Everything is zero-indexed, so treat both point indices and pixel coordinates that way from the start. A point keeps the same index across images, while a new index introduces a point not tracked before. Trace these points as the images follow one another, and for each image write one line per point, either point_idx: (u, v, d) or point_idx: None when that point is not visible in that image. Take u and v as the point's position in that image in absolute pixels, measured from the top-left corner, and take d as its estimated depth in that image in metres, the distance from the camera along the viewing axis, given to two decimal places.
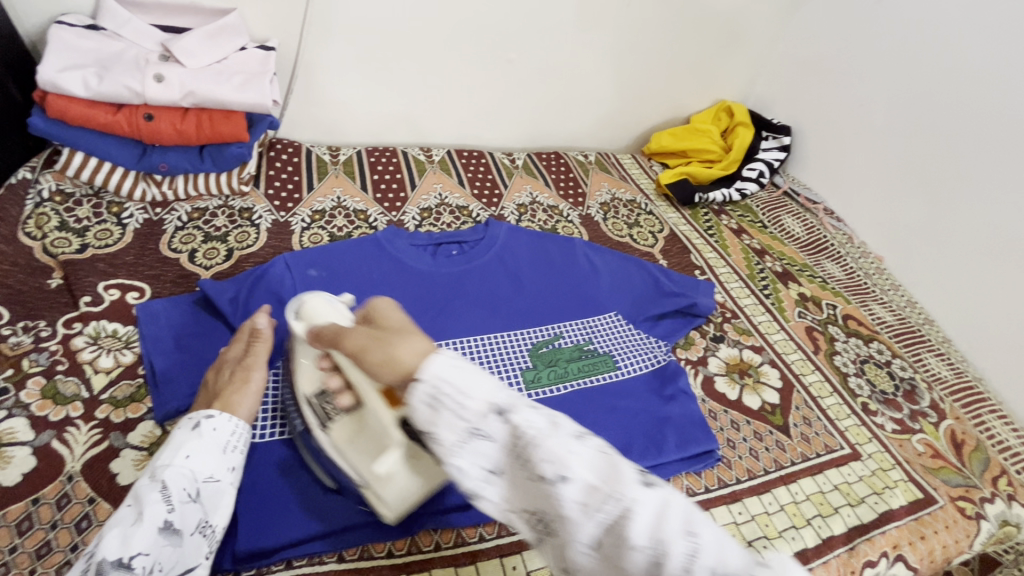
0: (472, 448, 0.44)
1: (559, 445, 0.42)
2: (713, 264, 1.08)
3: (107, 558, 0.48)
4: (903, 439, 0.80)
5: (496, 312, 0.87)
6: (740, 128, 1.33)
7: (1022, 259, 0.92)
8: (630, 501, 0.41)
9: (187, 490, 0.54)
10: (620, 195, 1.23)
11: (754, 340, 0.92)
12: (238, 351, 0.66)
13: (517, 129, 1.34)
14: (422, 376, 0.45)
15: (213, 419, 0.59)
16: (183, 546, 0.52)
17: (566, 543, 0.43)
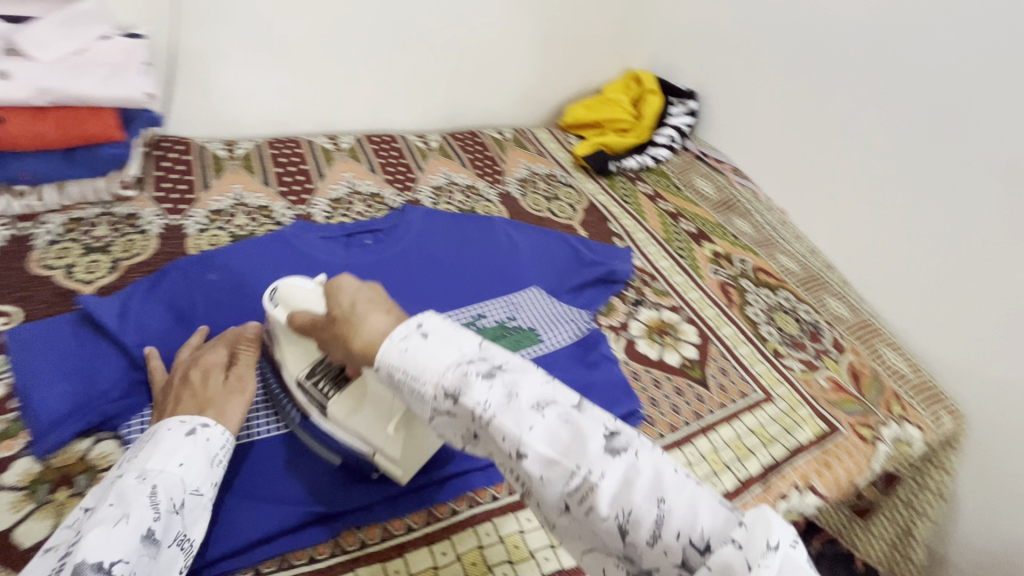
0: (440, 422, 0.50)
1: (514, 423, 0.45)
2: (631, 230, 1.10)
3: (87, 560, 0.43)
4: (809, 378, 0.86)
5: (415, 298, 0.86)
6: (648, 96, 1.36)
7: (903, 200, 1.00)
8: (589, 471, 0.44)
9: (175, 499, 0.50)
10: (537, 169, 1.23)
11: (672, 300, 0.95)
12: (219, 357, 0.64)
13: (429, 109, 1.30)
14: (379, 364, 0.50)
15: (209, 428, 0.55)
16: (160, 558, 0.48)
17: (540, 506, 0.48)
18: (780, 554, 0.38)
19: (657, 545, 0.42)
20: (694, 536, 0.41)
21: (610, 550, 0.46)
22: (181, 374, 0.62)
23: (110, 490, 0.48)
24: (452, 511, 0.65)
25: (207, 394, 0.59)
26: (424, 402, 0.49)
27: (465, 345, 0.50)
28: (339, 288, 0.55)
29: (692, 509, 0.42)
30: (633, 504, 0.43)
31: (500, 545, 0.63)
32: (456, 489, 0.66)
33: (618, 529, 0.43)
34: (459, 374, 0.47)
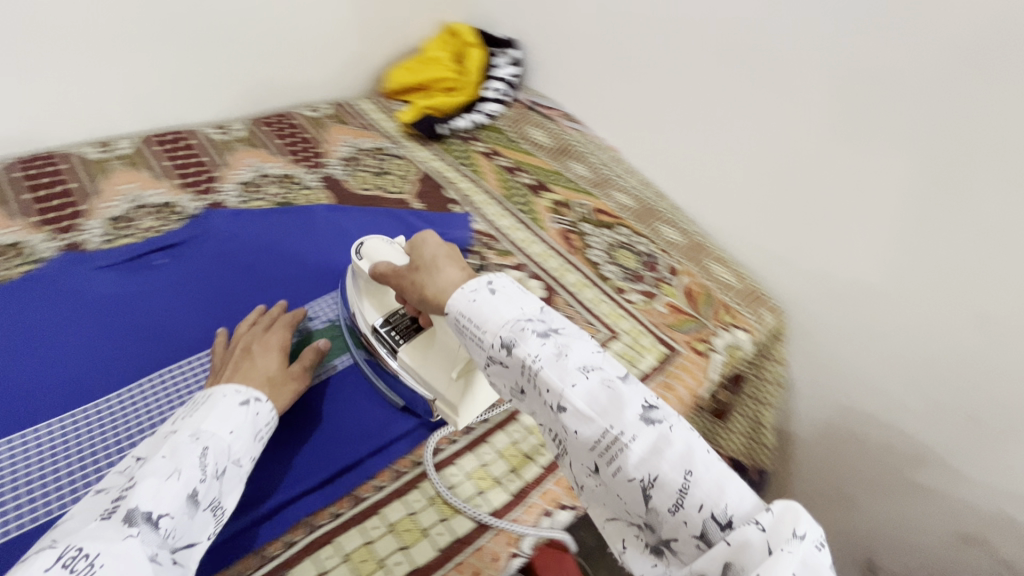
0: (495, 372, 0.52)
1: (558, 377, 0.46)
2: (468, 194, 1.07)
3: (139, 509, 0.44)
4: (649, 306, 0.89)
5: (227, 315, 0.77)
6: (470, 49, 1.30)
7: (706, 122, 1.02)
8: (621, 432, 0.43)
9: (218, 465, 0.52)
10: (363, 145, 1.14)
11: (515, 258, 0.94)
12: (278, 340, 0.71)
13: (224, 95, 1.14)
14: (449, 310, 0.54)
15: (258, 403, 0.61)
16: (196, 521, 0.49)
17: (572, 463, 0.48)
18: (806, 546, 0.36)
19: (679, 514, 0.41)
20: (717, 511, 0.40)
21: (633, 518, 0.45)
22: (243, 346, 0.69)
23: (165, 443, 0.51)
24: (287, 544, 0.60)
25: (268, 371, 0.66)
26: (483, 350, 0.51)
27: (527, 305, 0.52)
28: (421, 242, 0.61)
29: (718, 488, 0.41)
30: (660, 470, 0.42)
31: (344, 565, 0.58)
32: (290, 519, 0.62)
33: (642, 493, 0.43)
34: (516, 328, 0.49)
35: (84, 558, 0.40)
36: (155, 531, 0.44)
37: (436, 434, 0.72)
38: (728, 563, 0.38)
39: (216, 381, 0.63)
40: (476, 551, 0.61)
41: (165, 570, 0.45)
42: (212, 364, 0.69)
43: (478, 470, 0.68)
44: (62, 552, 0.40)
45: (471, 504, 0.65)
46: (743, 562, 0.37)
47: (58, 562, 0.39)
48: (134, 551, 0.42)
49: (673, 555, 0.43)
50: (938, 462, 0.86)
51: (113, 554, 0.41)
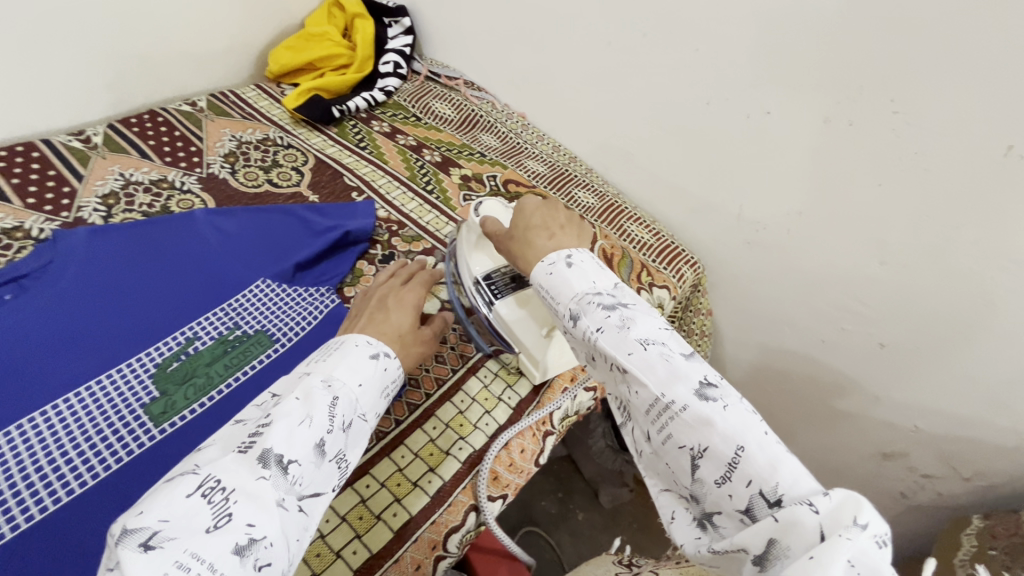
0: (573, 339, 0.58)
1: (618, 348, 0.52)
2: (370, 178, 0.99)
3: (273, 450, 0.44)
4: None
5: (94, 350, 0.68)
6: (357, 21, 1.19)
7: (607, 83, 0.99)
8: (673, 402, 0.48)
9: (344, 418, 0.51)
10: (247, 136, 1.03)
11: (425, 243, 0.89)
12: (414, 297, 0.68)
13: (75, 96, 0.99)
14: (533, 279, 0.62)
15: (388, 359, 0.58)
16: (322, 472, 0.47)
17: (635, 426, 0.53)
18: (867, 534, 0.37)
19: (725, 486, 0.45)
20: (765, 488, 0.43)
21: (682, 489, 0.50)
22: (379, 298, 0.67)
23: (299, 383, 0.51)
24: None
25: (402, 327, 0.63)
26: (557, 320, 0.59)
27: (603, 281, 0.58)
28: (524, 208, 0.66)
29: (770, 466, 0.44)
30: (711, 442, 0.46)
31: None
32: None
33: (691, 464, 0.47)
34: (584, 301, 0.56)
35: (222, 490, 0.40)
36: (283, 477, 0.44)
37: None
38: (773, 539, 0.41)
39: (351, 329, 0.61)
40: (396, 564, 0.57)
41: (290, 518, 0.44)
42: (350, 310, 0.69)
43: (396, 475, 0.62)
44: (203, 480, 0.40)
45: (388, 514, 0.59)
46: (788, 539, 0.40)
47: (198, 490, 0.40)
48: (262, 493, 0.41)
49: (716, 528, 0.47)
50: (856, 390, 0.90)
51: (247, 493, 0.41)
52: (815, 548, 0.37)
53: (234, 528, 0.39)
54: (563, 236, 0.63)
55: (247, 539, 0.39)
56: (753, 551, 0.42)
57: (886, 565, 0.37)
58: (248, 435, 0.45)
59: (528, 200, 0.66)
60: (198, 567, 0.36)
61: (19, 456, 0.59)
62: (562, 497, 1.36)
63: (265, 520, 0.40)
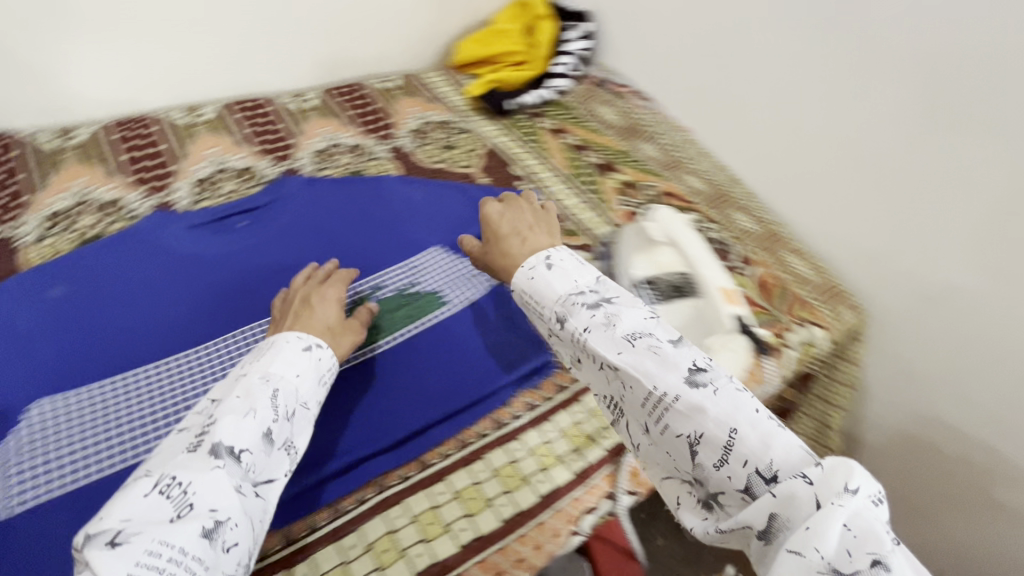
0: (556, 341, 0.56)
1: (607, 347, 0.50)
2: (535, 171, 1.05)
3: (222, 442, 0.47)
4: None
5: (301, 277, 0.79)
6: (540, 22, 1.24)
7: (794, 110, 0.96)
8: (664, 392, 0.46)
9: (287, 407, 0.53)
10: (431, 117, 1.12)
11: (581, 239, 0.92)
12: (336, 291, 0.70)
13: (301, 64, 1.14)
14: (512, 288, 0.60)
15: (322, 348, 0.61)
16: (275, 458, 0.51)
17: (629, 421, 0.51)
18: (860, 499, 0.37)
19: (723, 469, 0.44)
20: (762, 466, 0.42)
21: (683, 474, 0.48)
22: (301, 297, 0.68)
23: (237, 384, 0.53)
24: (360, 499, 0.60)
25: (327, 321, 0.65)
26: (544, 322, 0.57)
27: (582, 279, 0.57)
28: (490, 216, 0.70)
29: (763, 444, 0.43)
30: (706, 427, 0.44)
31: (411, 526, 0.59)
32: (361, 476, 0.61)
33: (689, 450, 0.46)
34: (569, 303, 0.54)
35: (178, 485, 0.44)
36: (238, 465, 0.47)
37: (501, 405, 0.69)
38: (773, 513, 0.40)
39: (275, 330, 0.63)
40: (538, 526, 0.62)
41: (250, 501, 0.47)
42: (272, 315, 0.69)
43: (544, 446, 0.67)
44: (158, 479, 0.44)
45: (534, 480, 0.64)
46: (790, 513, 0.39)
47: (154, 488, 0.43)
48: (220, 481, 0.45)
49: (721, 508, 0.45)
50: None
51: (202, 483, 0.44)
52: (812, 520, 0.37)
53: (197, 514, 0.43)
54: (532, 235, 0.68)
55: (212, 522, 0.43)
56: (756, 528, 0.41)
57: (882, 522, 0.37)
58: (196, 437, 0.48)
59: (494, 205, 0.69)
60: (168, 552, 0.40)
61: (232, 356, 0.69)
62: (645, 518, 1.31)
63: (226, 504, 0.44)
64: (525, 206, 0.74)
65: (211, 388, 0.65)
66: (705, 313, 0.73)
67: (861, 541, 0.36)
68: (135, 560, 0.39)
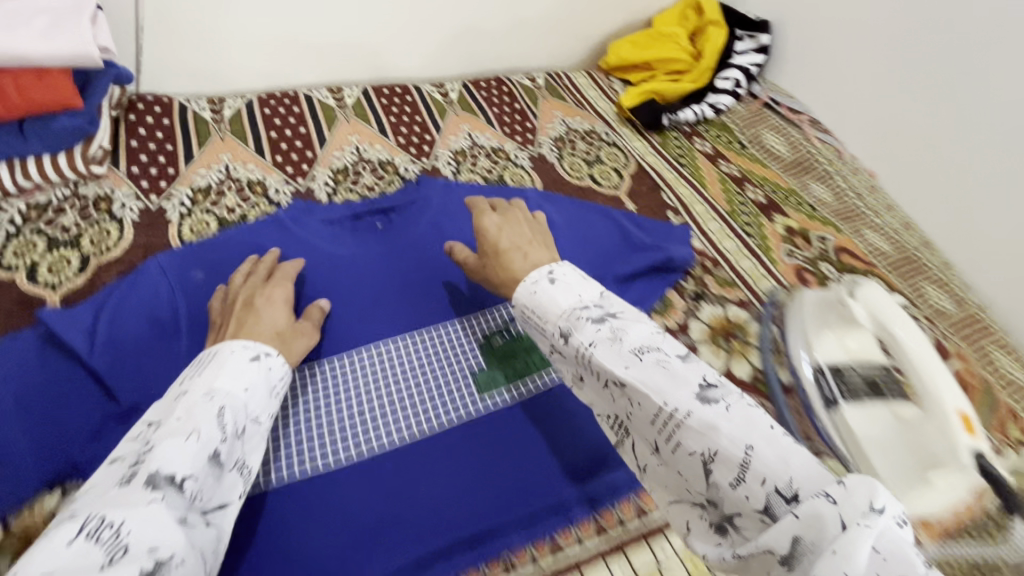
0: (563, 359, 0.57)
1: (614, 362, 0.51)
2: (688, 202, 0.92)
3: (161, 472, 0.41)
4: None
5: (434, 295, 0.72)
6: (710, 28, 1.10)
7: None
8: (676, 408, 0.46)
9: (238, 424, 0.49)
10: (575, 124, 1.02)
11: (738, 293, 0.80)
12: (282, 292, 0.64)
13: (448, 52, 1.08)
14: (514, 303, 0.62)
15: (271, 357, 0.55)
16: (225, 482, 0.47)
17: (639, 440, 0.51)
18: (885, 519, 0.35)
19: (739, 487, 0.42)
20: (781, 483, 0.40)
21: (695, 496, 0.47)
22: (243, 300, 0.61)
23: (177, 404, 0.47)
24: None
25: (275, 323, 0.60)
26: (547, 338, 0.58)
27: (585, 294, 0.58)
28: (487, 229, 0.66)
29: (781, 459, 0.41)
30: (720, 445, 0.43)
31: None
32: (491, 550, 0.54)
33: (702, 469, 0.44)
34: (573, 318, 0.56)
35: (109, 526, 0.37)
36: (179, 495, 0.42)
37: (646, 491, 0.59)
38: (798, 536, 0.37)
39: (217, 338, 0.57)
40: None
41: (197, 533, 0.43)
42: (210, 321, 0.62)
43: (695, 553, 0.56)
44: (85, 523, 0.37)
45: None
46: (814, 536, 0.36)
47: (81, 533, 0.37)
48: (160, 517, 0.39)
49: (737, 532, 0.43)
50: None
51: (139, 519, 0.38)
52: (838, 542, 0.34)
53: (135, 555, 0.37)
54: (532, 250, 0.66)
55: (152, 562, 0.37)
56: (778, 552, 0.38)
57: (910, 545, 0.34)
58: (129, 468, 0.42)
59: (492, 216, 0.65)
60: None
61: (357, 379, 0.63)
62: None
63: (170, 540, 0.39)
64: (520, 216, 0.71)
65: (345, 415, 0.60)
66: (938, 449, 0.54)
67: (889, 564, 0.33)
68: None
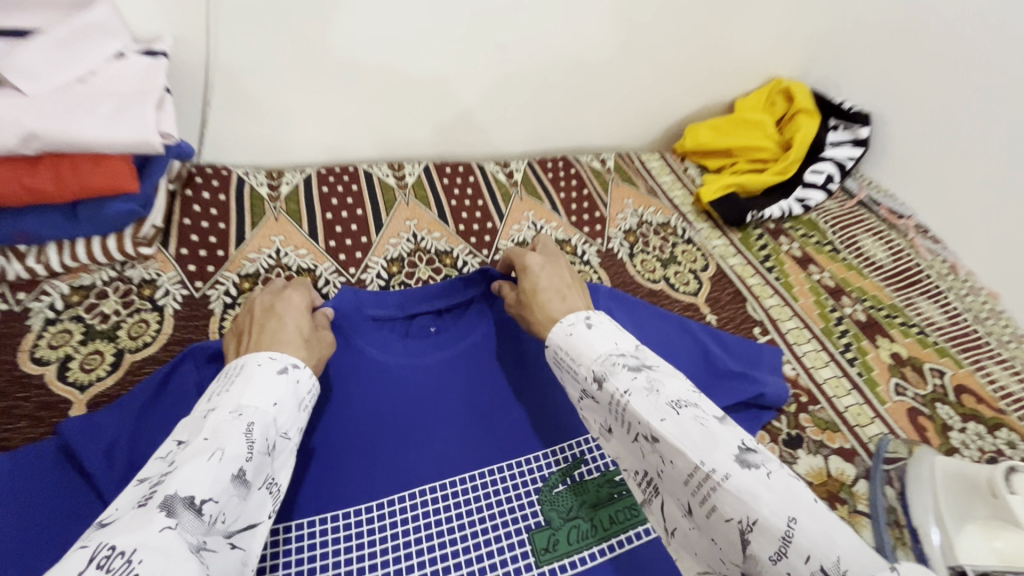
0: (591, 404, 0.55)
1: (648, 412, 0.48)
2: (776, 316, 0.82)
3: (179, 495, 0.38)
4: None
5: (487, 425, 0.62)
6: (800, 117, 1.02)
7: None
8: (712, 469, 0.43)
9: (267, 440, 0.46)
10: (649, 216, 0.93)
11: (842, 440, 0.69)
12: (304, 300, 0.61)
13: (515, 131, 1.02)
14: (548, 343, 0.59)
15: (298, 367, 0.52)
16: (252, 500, 0.43)
17: (670, 500, 0.49)
18: None
19: (780, 563, 0.39)
20: (827, 562, 0.37)
21: (730, 566, 0.45)
22: (264, 306, 0.59)
23: (204, 423, 0.44)
24: None
25: (300, 328, 0.57)
26: (578, 382, 0.56)
27: (621, 342, 0.56)
28: (529, 268, 0.66)
29: (826, 536, 0.38)
30: (760, 513, 0.41)
31: None
32: None
33: (740, 537, 0.42)
34: (608, 363, 0.53)
35: (121, 554, 0.34)
36: (198, 519, 0.38)
37: None
38: None
39: (240, 349, 0.53)
40: None
41: (220, 557, 0.39)
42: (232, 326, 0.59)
43: None
44: (94, 552, 0.34)
45: None
46: None
47: (92, 563, 0.33)
48: (175, 544, 0.35)
49: None
50: None
51: (152, 548, 0.35)
52: None
53: None
54: (571, 296, 0.63)
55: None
56: None
57: None
58: (149, 490, 0.39)
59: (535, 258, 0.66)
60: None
61: (404, 529, 0.54)
62: None
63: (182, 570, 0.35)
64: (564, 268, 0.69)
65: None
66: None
67: None
68: None
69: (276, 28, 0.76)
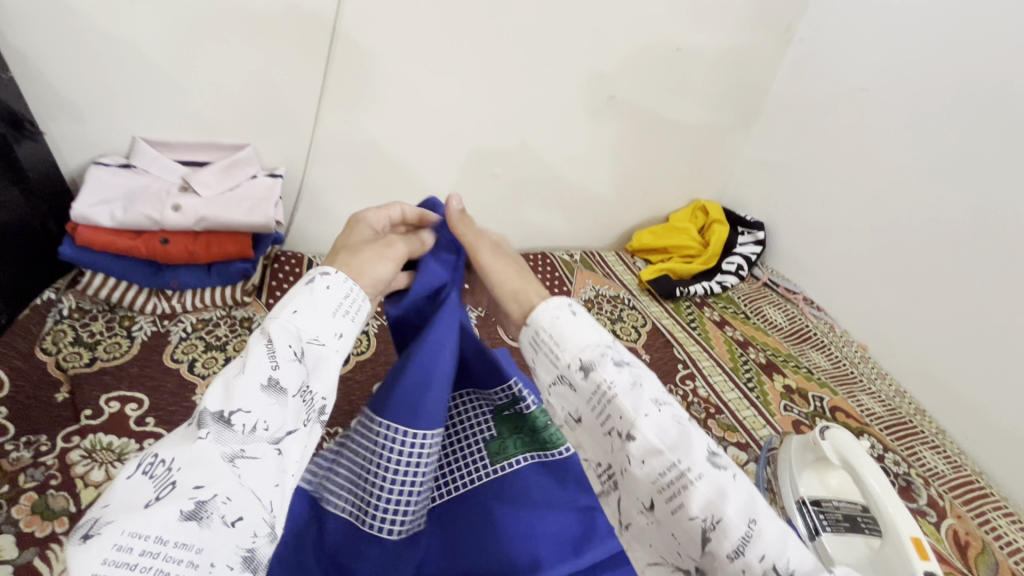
0: (560, 392, 0.49)
1: (632, 406, 0.44)
2: (696, 358, 1.10)
3: (208, 410, 0.39)
4: (934, 528, 0.80)
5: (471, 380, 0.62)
6: (715, 225, 1.40)
7: (1008, 354, 0.96)
8: (688, 468, 0.41)
9: (292, 348, 0.44)
10: (604, 291, 1.25)
11: (739, 436, 0.93)
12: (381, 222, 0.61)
13: (506, 232, 1.40)
14: (529, 323, 0.52)
15: (327, 276, 0.50)
16: (289, 408, 0.42)
17: (627, 496, 0.45)
18: None
19: (738, 561, 0.39)
20: (780, 562, 0.38)
21: (683, 561, 0.42)
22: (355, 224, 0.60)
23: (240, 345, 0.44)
24: None
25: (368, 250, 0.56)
26: (554, 368, 0.49)
27: (604, 333, 0.50)
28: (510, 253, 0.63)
29: (780, 541, 0.39)
30: (725, 514, 0.40)
31: None
32: None
33: (700, 535, 0.40)
34: (596, 351, 0.47)
35: (163, 462, 0.37)
36: (228, 430, 0.38)
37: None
38: None
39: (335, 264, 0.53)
40: None
41: (255, 466, 0.39)
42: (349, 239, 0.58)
43: None
44: (143, 458, 0.37)
45: None
46: None
47: (138, 469, 0.36)
48: (208, 454, 0.37)
49: None
50: None
51: (189, 457, 0.37)
52: None
53: (180, 493, 0.35)
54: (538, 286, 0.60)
55: (194, 503, 0.35)
56: None
57: None
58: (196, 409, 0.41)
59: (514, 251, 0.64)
60: (144, 543, 0.32)
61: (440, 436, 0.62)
62: None
63: (213, 476, 0.36)
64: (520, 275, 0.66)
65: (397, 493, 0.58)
66: (887, 557, 0.63)
67: None
68: (104, 555, 0.31)
69: (355, 164, 1.17)
